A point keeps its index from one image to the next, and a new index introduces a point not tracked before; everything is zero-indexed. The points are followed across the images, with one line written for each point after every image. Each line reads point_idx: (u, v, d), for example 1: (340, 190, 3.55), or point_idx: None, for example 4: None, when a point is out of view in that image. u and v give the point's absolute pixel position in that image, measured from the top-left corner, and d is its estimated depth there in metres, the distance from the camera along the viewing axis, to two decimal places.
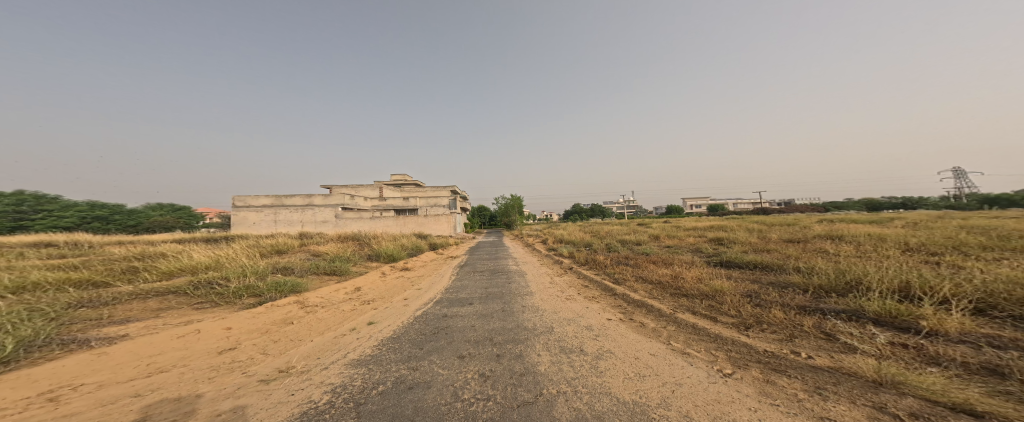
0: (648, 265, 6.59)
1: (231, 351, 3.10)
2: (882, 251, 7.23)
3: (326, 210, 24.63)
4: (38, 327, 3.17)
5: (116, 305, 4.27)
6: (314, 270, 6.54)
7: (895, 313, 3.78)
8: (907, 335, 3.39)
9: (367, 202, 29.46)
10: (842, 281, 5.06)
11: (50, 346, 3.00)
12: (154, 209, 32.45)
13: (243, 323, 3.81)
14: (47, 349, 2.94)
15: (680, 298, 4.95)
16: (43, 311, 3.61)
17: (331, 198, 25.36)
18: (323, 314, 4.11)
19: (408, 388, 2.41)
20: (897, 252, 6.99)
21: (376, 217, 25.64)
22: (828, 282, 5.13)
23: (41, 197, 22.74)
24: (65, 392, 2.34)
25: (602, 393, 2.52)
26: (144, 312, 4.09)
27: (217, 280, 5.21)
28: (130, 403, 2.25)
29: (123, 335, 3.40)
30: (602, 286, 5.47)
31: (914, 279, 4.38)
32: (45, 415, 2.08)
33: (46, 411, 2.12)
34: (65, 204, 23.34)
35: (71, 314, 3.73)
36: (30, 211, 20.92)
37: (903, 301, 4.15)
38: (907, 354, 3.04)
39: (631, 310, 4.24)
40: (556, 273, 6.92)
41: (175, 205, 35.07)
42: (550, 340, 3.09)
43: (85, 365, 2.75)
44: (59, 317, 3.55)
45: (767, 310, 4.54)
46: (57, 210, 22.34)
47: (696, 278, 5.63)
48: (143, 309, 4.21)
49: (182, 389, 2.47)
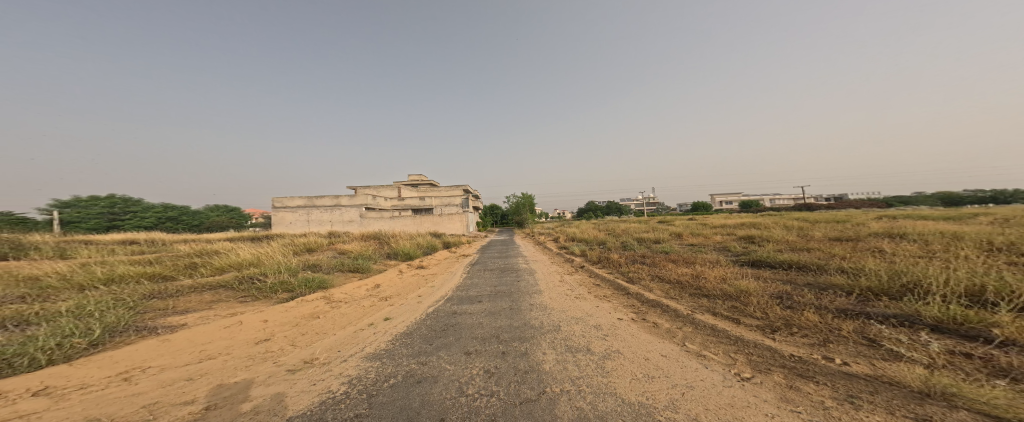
0: (667, 264, 6.33)
1: (266, 342, 3.43)
2: (954, 251, 6.39)
3: (352, 210, 26.15)
4: (120, 314, 3.70)
5: (178, 297, 4.84)
6: (339, 268, 6.95)
7: (962, 320, 3.40)
8: (973, 344, 3.04)
9: (387, 202, 31.04)
10: (896, 283, 4.61)
11: (127, 332, 3.49)
12: (211, 209, 36.04)
13: (277, 316, 4.18)
14: (125, 335, 3.43)
15: (700, 298, 4.70)
16: (124, 301, 4.19)
17: (355, 198, 26.82)
18: (346, 309, 4.41)
19: (416, 382, 2.61)
20: (973, 252, 6.15)
21: (397, 216, 27.21)
22: (879, 284, 4.69)
23: (128, 199, 26.31)
24: (136, 373, 2.72)
25: (606, 394, 2.54)
26: (200, 304, 4.61)
27: (258, 276, 5.73)
28: (183, 386, 2.58)
29: (182, 324, 3.85)
30: (614, 285, 5.32)
31: (992, 284, 3.89)
32: (122, 392, 2.44)
33: (122, 389, 2.49)
34: (144, 205, 26.75)
35: (144, 304, 4.29)
36: (119, 211, 24.29)
37: (973, 306, 3.72)
38: (970, 365, 2.74)
39: (645, 310, 4.04)
40: (567, 271, 6.87)
41: (227, 207, 38.91)
42: (557, 338, 3.10)
43: (152, 350, 3.17)
44: (135, 307, 4.10)
45: (799, 312, 4.27)
46: (138, 211, 25.67)
47: (721, 278, 5.31)
48: (199, 301, 4.74)
49: (224, 375, 2.77)
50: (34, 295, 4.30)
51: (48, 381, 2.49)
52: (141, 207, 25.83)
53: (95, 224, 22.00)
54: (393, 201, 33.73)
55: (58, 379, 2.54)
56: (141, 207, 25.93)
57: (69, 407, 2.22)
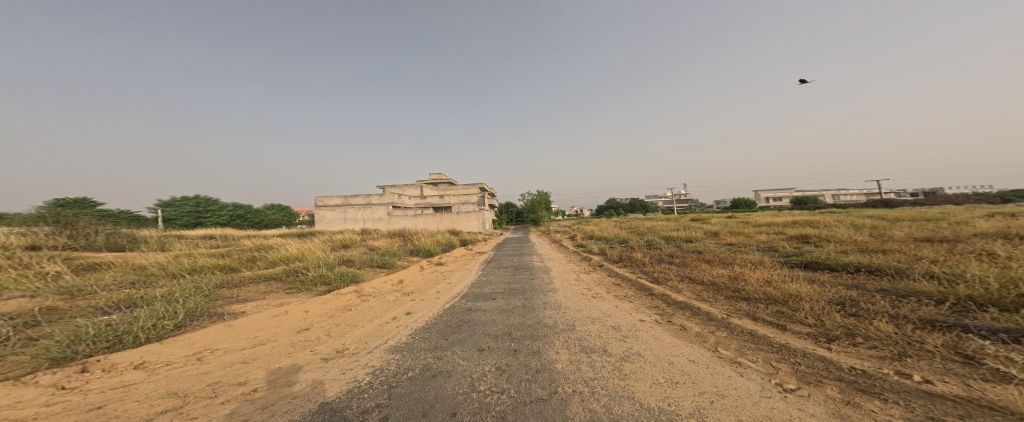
0: (700, 264, 5.83)
1: (305, 331, 3.75)
2: None
3: (381, 208, 27.95)
4: (198, 301, 4.30)
5: (241, 286, 5.51)
6: (369, 264, 7.42)
7: None
8: None
9: (410, 201, 32.92)
10: (1009, 293, 3.77)
11: (203, 316, 4.04)
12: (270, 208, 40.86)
13: (316, 308, 4.56)
14: (202, 319, 3.97)
15: (738, 300, 4.24)
16: (201, 289, 4.87)
17: (384, 197, 29.64)
18: (374, 303, 4.67)
19: (432, 376, 2.68)
20: None
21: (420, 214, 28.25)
22: (982, 293, 3.87)
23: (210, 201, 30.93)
24: (206, 354, 3.14)
25: (622, 397, 2.40)
26: (256, 294, 5.19)
27: (302, 270, 6.34)
28: (239, 368, 2.91)
29: (242, 312, 4.36)
30: (637, 285, 5.01)
31: None
32: (194, 371, 2.82)
33: (195, 367, 2.88)
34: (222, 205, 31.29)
35: (216, 292, 4.95)
36: (203, 211, 28.70)
37: None
38: None
39: (670, 311, 3.72)
40: (583, 270, 6.65)
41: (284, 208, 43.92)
42: (570, 338, 2.99)
43: (220, 333, 3.63)
44: (210, 295, 4.74)
45: (867, 321, 3.68)
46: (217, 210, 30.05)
47: (764, 280, 4.76)
48: (257, 291, 5.35)
49: (271, 360, 3.08)
50: (139, 280, 5.17)
51: (144, 357, 2.96)
52: (219, 207, 30.20)
53: (186, 223, 26.49)
54: (415, 198, 34.96)
55: (152, 355, 3.01)
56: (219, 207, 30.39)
57: (156, 381, 2.61)
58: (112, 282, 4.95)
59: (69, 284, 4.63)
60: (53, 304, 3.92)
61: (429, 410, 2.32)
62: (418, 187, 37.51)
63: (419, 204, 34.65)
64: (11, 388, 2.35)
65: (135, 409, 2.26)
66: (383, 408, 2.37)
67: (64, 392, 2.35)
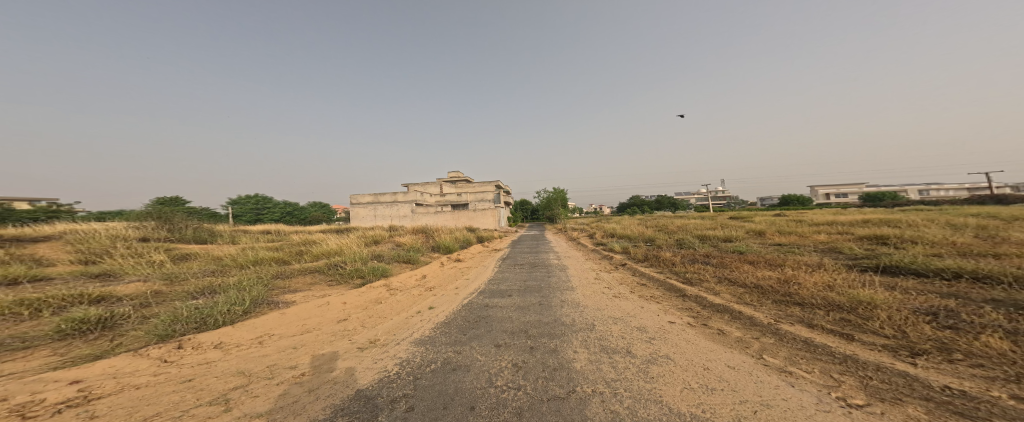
0: (741, 265, 5.27)
1: (343, 321, 4.04)
2: None
3: (404, 205, 29.29)
4: (261, 290, 4.86)
5: (292, 277, 6.14)
6: (396, 259, 7.82)
7: None
8: None
9: (430, 199, 34.18)
10: None
11: (266, 303, 4.56)
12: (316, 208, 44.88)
13: (353, 299, 4.90)
14: (265, 306, 4.48)
15: (789, 305, 3.75)
16: (262, 279, 5.51)
17: (408, 195, 31.16)
18: (400, 297, 4.91)
19: (451, 369, 2.74)
20: None
21: (441, 210, 29.23)
22: None
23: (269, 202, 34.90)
24: (266, 338, 3.52)
25: (648, 401, 2.23)
26: (304, 284, 5.74)
27: (340, 263, 6.88)
28: (291, 353, 3.22)
29: (294, 300, 4.84)
30: (665, 285, 4.66)
31: None
32: (257, 353, 3.17)
33: (258, 349, 3.25)
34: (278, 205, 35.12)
35: (274, 282, 5.56)
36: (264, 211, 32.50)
37: None
38: None
39: (706, 314, 3.40)
40: (604, 269, 6.35)
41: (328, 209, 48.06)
42: (590, 337, 2.88)
43: (278, 319, 4.05)
44: (269, 284, 5.35)
45: (964, 335, 3.04)
46: (274, 208, 33.81)
47: (824, 285, 4.15)
48: (305, 281, 5.92)
49: (316, 346, 3.36)
50: (217, 269, 6.01)
51: (221, 337, 3.41)
52: (276, 207, 33.92)
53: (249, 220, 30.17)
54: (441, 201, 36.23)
55: (227, 336, 3.46)
56: (277, 208, 34.17)
57: (230, 360, 2.99)
58: (197, 270, 5.81)
59: (169, 271, 5.52)
60: (158, 288, 4.70)
61: (448, 403, 2.37)
62: (439, 186, 38.87)
63: (440, 201, 36.06)
64: (131, 358, 2.85)
65: (214, 384, 2.61)
66: (407, 399, 2.46)
67: (166, 365, 2.80)
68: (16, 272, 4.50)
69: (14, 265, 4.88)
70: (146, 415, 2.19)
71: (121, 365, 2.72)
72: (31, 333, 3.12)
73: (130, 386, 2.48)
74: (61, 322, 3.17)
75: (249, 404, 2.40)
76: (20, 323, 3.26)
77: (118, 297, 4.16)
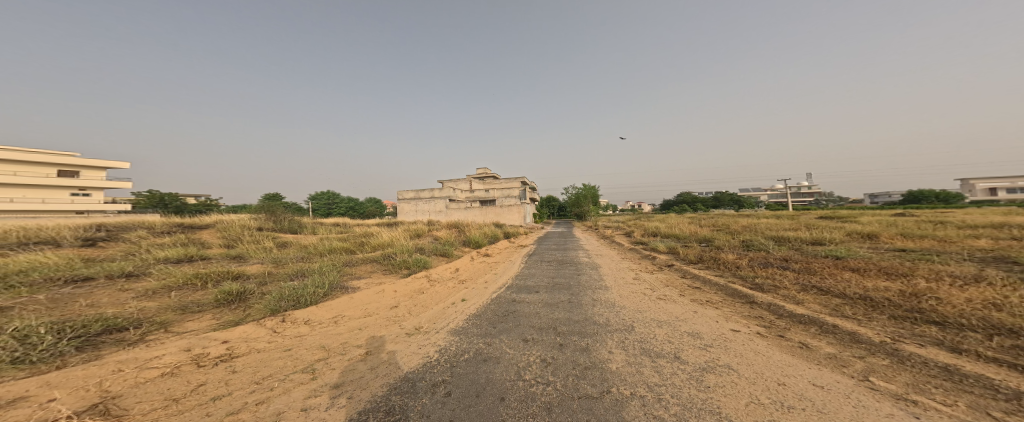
0: (837, 273, 4.21)
1: (395, 307, 4.47)
2: None
3: (440, 201, 31.76)
4: (334, 275, 5.72)
5: (357, 264, 7.10)
6: (435, 252, 8.42)
7: None
8: None
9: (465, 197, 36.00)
10: None
11: (341, 288, 5.35)
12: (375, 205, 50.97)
13: (401, 288, 5.40)
14: (339, 290, 5.26)
15: (911, 323, 2.83)
16: (336, 266, 6.49)
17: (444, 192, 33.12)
18: (437, 288, 5.26)
19: (482, 360, 2.79)
20: None
21: (472, 208, 30.79)
22: None
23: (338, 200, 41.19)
24: (338, 319, 4.10)
25: (701, 410, 1.92)
26: (365, 272, 6.58)
27: (393, 254, 7.70)
28: (356, 333, 3.69)
29: (359, 286, 5.56)
30: (728, 291, 3.97)
31: None
32: (333, 331, 3.73)
33: (333, 328, 3.80)
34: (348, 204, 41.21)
35: (346, 269, 6.51)
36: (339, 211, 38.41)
37: None
38: None
39: (782, 325, 2.79)
40: (646, 270, 5.71)
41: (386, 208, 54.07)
42: (627, 339, 2.64)
43: (349, 302, 4.68)
44: (341, 271, 6.28)
45: None
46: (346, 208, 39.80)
47: (983, 303, 2.99)
48: (366, 269, 6.77)
49: (377, 329, 3.77)
50: (305, 256, 7.30)
51: (310, 316, 4.10)
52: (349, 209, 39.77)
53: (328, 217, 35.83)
54: (473, 195, 37.78)
55: (313, 314, 4.15)
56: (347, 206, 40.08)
57: (314, 335, 3.57)
58: (292, 256, 7.16)
59: (276, 256, 6.92)
60: (270, 269, 5.94)
61: (478, 391, 2.42)
62: (470, 181, 40.56)
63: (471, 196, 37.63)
64: (255, 327, 3.64)
65: (303, 354, 3.15)
66: (444, 385, 2.58)
67: (275, 335, 3.49)
68: (191, 252, 6.18)
69: (192, 247, 6.74)
70: (262, 375, 2.73)
71: (248, 332, 3.49)
72: (201, 299, 4.25)
73: (255, 350, 3.16)
74: (218, 293, 4.25)
75: (328, 374, 2.83)
76: (196, 291, 4.49)
77: (247, 275, 5.39)
